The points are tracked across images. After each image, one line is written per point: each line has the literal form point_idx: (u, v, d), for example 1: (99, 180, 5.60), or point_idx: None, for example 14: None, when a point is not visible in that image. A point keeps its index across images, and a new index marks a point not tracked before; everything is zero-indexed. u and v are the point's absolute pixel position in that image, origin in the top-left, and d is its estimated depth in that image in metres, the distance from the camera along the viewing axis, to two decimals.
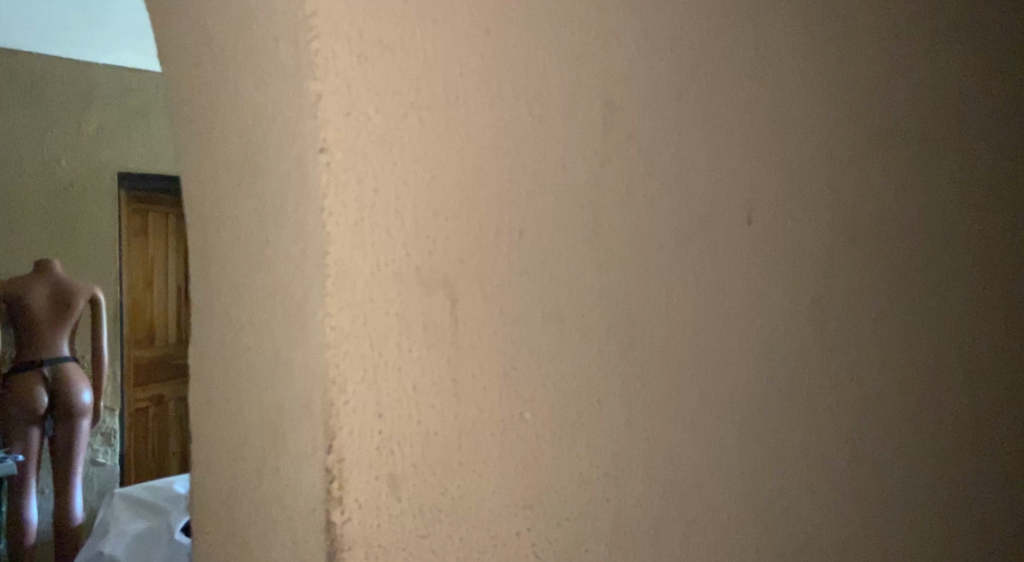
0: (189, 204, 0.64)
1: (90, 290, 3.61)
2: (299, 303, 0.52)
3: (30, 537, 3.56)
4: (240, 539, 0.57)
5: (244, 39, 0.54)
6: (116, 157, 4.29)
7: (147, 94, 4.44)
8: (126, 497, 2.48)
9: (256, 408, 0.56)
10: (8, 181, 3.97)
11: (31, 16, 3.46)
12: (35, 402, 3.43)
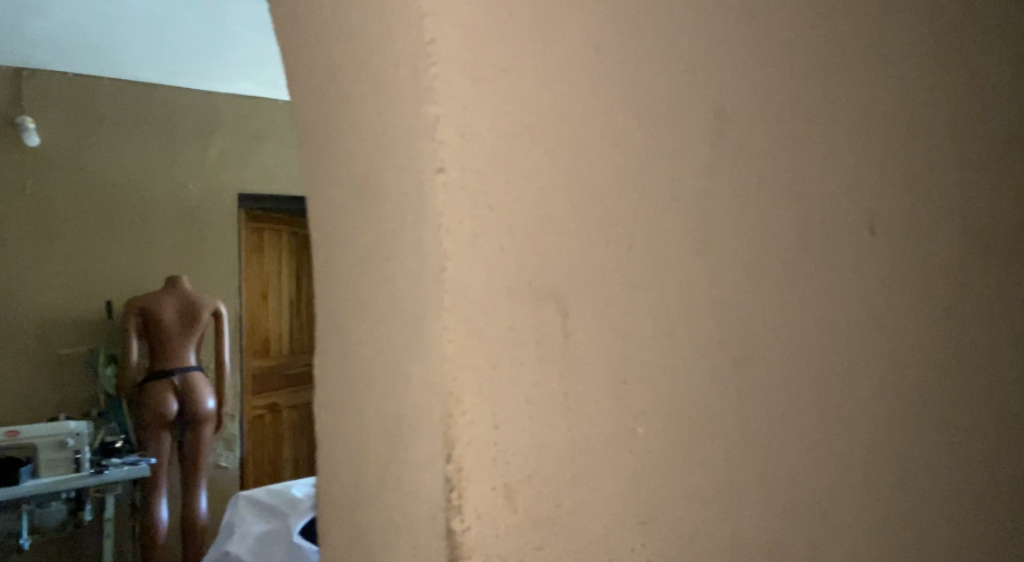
0: (313, 223, 0.68)
1: (213, 305, 3.91)
2: (418, 317, 0.54)
3: (160, 537, 3.72)
4: (363, 542, 0.60)
5: (367, 68, 0.57)
6: (237, 180, 4.44)
7: (267, 118, 4.60)
8: (251, 498, 2.55)
9: (378, 418, 0.58)
10: (141, 204, 4.14)
11: (168, 54, 3.64)
12: (165, 407, 3.72)
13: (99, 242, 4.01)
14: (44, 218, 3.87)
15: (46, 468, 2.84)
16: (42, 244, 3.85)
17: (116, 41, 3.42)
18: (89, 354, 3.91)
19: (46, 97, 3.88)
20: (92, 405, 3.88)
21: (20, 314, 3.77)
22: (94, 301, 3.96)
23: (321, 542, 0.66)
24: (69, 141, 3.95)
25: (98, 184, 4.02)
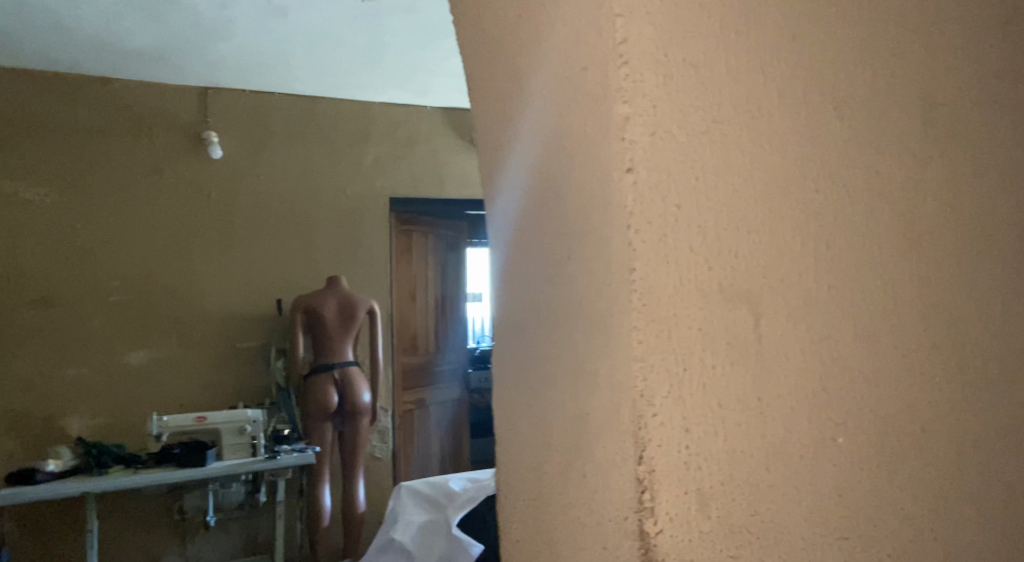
0: (500, 223, 0.70)
1: (366, 302, 3.44)
2: (604, 318, 0.54)
3: (324, 520, 3.31)
4: (546, 538, 0.61)
5: (550, 74, 0.58)
6: (389, 185, 3.93)
7: (416, 124, 4.04)
8: (413, 489, 1.90)
9: (563, 417, 0.59)
10: (297, 212, 3.71)
11: (344, 76, 3.25)
12: (326, 400, 3.26)
13: (280, 245, 3.66)
14: (219, 227, 3.54)
15: (228, 453, 2.69)
16: (224, 246, 3.54)
17: (293, 64, 3.05)
18: (263, 348, 3.55)
19: (212, 112, 3.57)
20: (268, 396, 3.50)
21: (211, 313, 3.48)
22: (265, 299, 3.59)
23: (503, 537, 0.68)
24: (245, 151, 3.63)
25: (274, 188, 3.67)
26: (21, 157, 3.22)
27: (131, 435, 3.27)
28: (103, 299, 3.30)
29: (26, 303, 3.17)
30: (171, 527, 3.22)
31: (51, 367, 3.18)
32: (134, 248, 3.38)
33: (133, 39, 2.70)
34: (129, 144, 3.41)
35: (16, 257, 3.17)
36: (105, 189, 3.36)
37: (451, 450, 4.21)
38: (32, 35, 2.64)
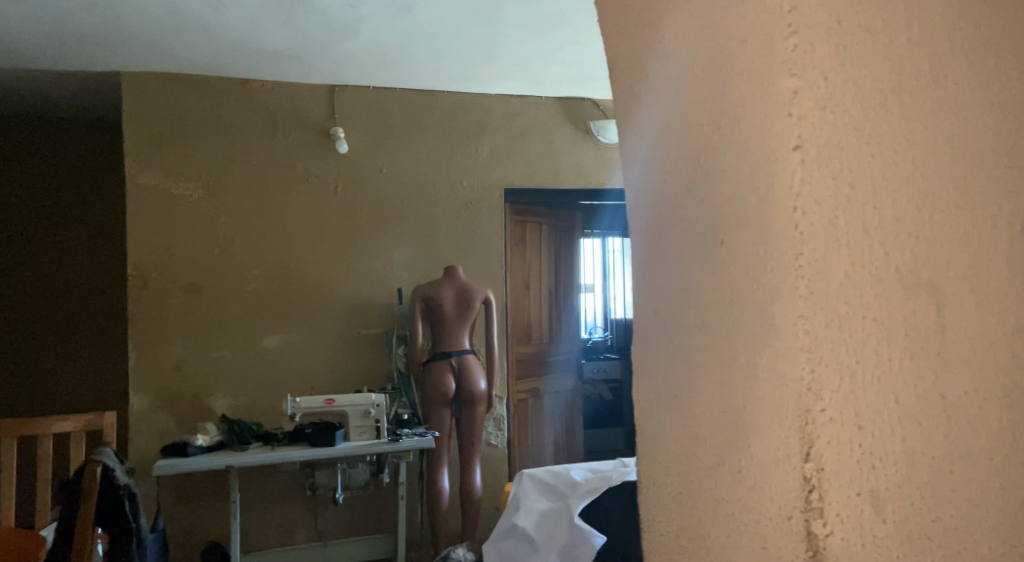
0: (643, 209, 0.68)
1: (484, 292, 3.14)
2: (764, 307, 0.51)
3: (444, 500, 3.09)
4: (694, 534, 0.59)
5: (701, 55, 0.57)
6: (505, 175, 3.55)
7: (534, 114, 3.62)
8: (534, 479, 1.90)
9: (714, 410, 0.57)
10: (422, 206, 3.42)
11: (467, 69, 3.13)
12: (443, 386, 3.05)
13: (410, 233, 3.39)
14: (352, 224, 3.30)
15: (354, 435, 2.76)
16: (353, 242, 3.30)
17: (419, 59, 2.97)
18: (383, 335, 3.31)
19: (346, 108, 3.33)
20: (390, 382, 3.28)
21: (340, 300, 3.26)
22: (388, 286, 3.33)
23: (646, 528, 0.67)
24: (373, 145, 3.36)
25: (403, 175, 3.39)
26: (168, 148, 3.06)
27: (265, 417, 3.10)
28: (242, 288, 3.12)
29: (175, 290, 3.03)
30: (302, 504, 3.14)
31: (197, 350, 3.04)
32: (269, 238, 3.17)
33: (271, 42, 2.70)
34: (265, 141, 3.20)
35: (165, 246, 3.03)
36: (245, 177, 3.16)
37: (564, 441, 3.99)
38: (181, 42, 2.68)
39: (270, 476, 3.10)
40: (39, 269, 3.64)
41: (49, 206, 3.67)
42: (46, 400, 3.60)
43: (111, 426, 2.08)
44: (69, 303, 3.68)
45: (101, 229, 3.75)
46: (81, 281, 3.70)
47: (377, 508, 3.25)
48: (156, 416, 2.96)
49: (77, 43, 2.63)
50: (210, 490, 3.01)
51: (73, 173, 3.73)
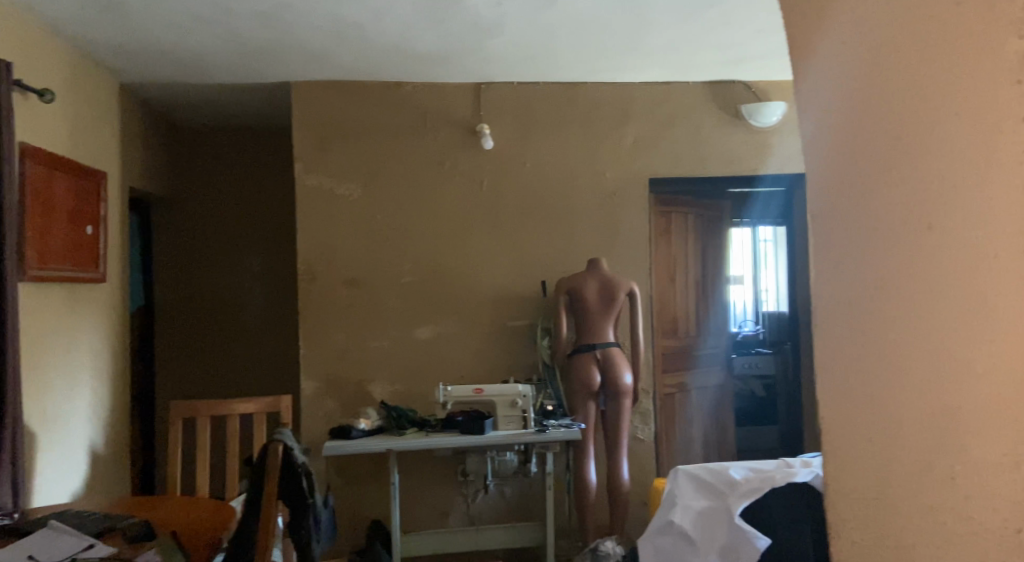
0: (816, 194, 0.63)
1: (628, 283, 3.09)
2: (986, 288, 0.49)
3: (591, 493, 3.07)
4: (899, 541, 0.55)
5: (894, 28, 0.54)
6: (649, 164, 3.45)
7: (679, 101, 3.48)
8: (694, 476, 1.79)
9: (924, 405, 0.53)
10: (564, 197, 3.40)
11: (612, 59, 3.08)
12: (589, 378, 3.04)
13: (554, 227, 3.39)
14: (496, 218, 3.36)
15: (503, 424, 2.83)
16: (499, 235, 3.36)
17: (565, 51, 2.96)
18: (529, 327, 3.35)
19: (488, 104, 3.37)
20: (535, 373, 3.33)
21: (487, 292, 3.34)
22: (532, 279, 3.37)
23: (834, 534, 0.63)
24: (515, 138, 3.39)
25: (546, 168, 3.40)
26: (332, 151, 3.27)
27: (421, 404, 3.27)
28: (396, 281, 3.29)
29: (339, 283, 3.26)
30: (455, 489, 3.25)
31: (358, 338, 3.25)
32: (422, 233, 3.32)
33: (423, 44, 2.80)
34: (415, 141, 3.33)
35: (329, 243, 3.26)
36: (399, 176, 3.31)
37: (715, 437, 3.79)
38: (345, 51, 2.85)
39: (424, 460, 3.24)
40: (226, 266, 4.05)
41: (232, 210, 4.06)
42: (231, 383, 4.02)
43: (288, 406, 2.28)
44: (249, 297, 4.07)
45: (276, 229, 4.09)
46: (259, 277, 4.07)
47: (527, 498, 3.29)
48: (324, 401, 3.22)
49: (256, 57, 2.86)
50: (372, 471, 3.21)
51: (252, 178, 4.09)
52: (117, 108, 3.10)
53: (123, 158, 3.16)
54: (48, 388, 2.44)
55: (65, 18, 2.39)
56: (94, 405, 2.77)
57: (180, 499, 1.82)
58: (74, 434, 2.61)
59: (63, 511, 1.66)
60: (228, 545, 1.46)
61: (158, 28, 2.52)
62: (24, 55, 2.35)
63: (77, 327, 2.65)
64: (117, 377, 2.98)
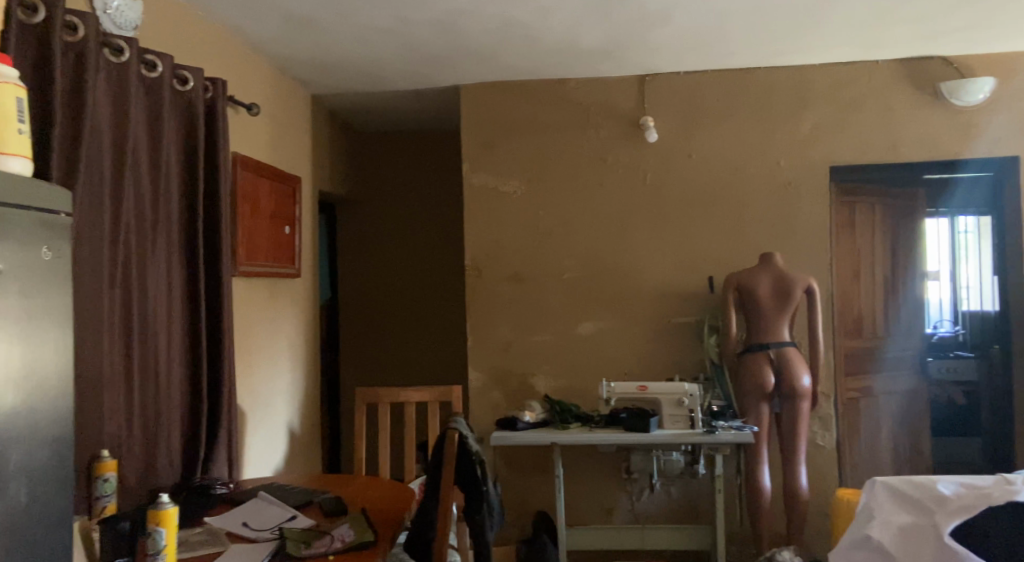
0: None
1: (806, 280, 2.91)
2: None
3: (765, 498, 2.93)
4: None
5: None
6: (829, 152, 3.22)
7: (864, 82, 3.21)
8: (891, 489, 1.66)
9: None
10: (733, 189, 3.26)
11: (786, 41, 2.90)
12: (763, 379, 2.90)
13: (723, 221, 3.26)
14: (659, 212, 3.29)
15: (668, 423, 2.77)
16: (664, 229, 3.29)
17: (735, 36, 2.82)
18: (696, 324, 3.24)
19: (652, 95, 3.31)
20: (702, 371, 3.22)
21: (651, 288, 3.28)
22: (699, 275, 3.26)
23: None
24: (681, 130, 3.30)
25: (714, 159, 3.27)
26: (498, 149, 3.37)
27: (585, 398, 3.29)
28: (559, 277, 3.33)
29: (504, 279, 3.36)
30: (619, 486, 3.22)
31: (522, 332, 3.34)
32: (586, 229, 3.33)
33: (588, 39, 2.80)
34: (578, 136, 3.34)
35: (494, 239, 3.36)
36: (562, 172, 3.35)
37: (908, 449, 3.46)
38: (512, 51, 2.91)
39: (590, 456, 3.24)
40: (398, 262, 4.30)
41: (403, 209, 4.31)
42: (404, 372, 4.28)
43: (459, 396, 2.37)
44: (417, 292, 4.30)
45: (443, 227, 4.29)
46: (427, 273, 4.29)
47: (695, 500, 3.18)
48: (490, 392, 3.33)
49: (427, 62, 3.00)
50: (537, 463, 3.27)
51: (424, 177, 4.30)
52: (308, 118, 3.39)
53: (313, 163, 3.46)
54: (255, 371, 2.72)
55: (268, 37, 2.64)
56: (291, 388, 3.06)
57: (365, 478, 1.96)
58: (275, 414, 2.90)
59: (271, 483, 1.86)
60: (411, 525, 1.54)
61: (349, 42, 2.71)
62: (236, 74, 2.64)
63: (278, 318, 2.93)
64: (308, 363, 3.27)
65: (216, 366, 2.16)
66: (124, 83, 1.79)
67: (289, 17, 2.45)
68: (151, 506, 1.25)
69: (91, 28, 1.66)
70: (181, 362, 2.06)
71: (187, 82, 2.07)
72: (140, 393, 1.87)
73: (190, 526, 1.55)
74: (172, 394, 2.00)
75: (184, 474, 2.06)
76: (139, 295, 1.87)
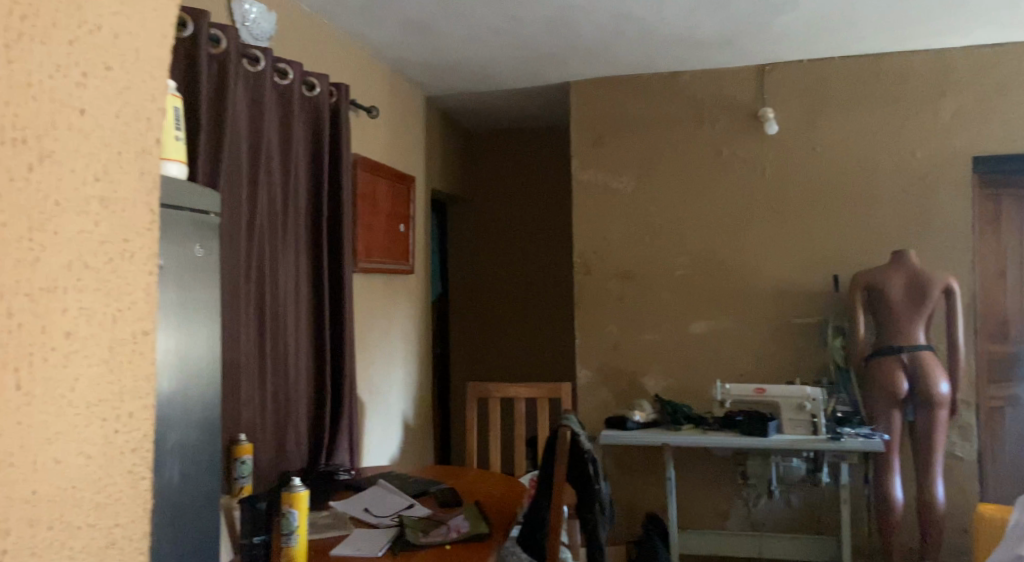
0: None
1: (944, 279, 2.74)
2: None
3: (897, 511, 2.77)
4: None
5: None
6: (972, 142, 2.98)
7: (1013, 64, 2.95)
8: None
9: None
10: (861, 182, 3.08)
11: (922, 23, 2.70)
12: (895, 385, 2.76)
13: (849, 216, 3.09)
14: (778, 207, 3.16)
15: (789, 427, 2.67)
16: (784, 225, 3.15)
17: (862, 19, 2.65)
18: (819, 325, 3.09)
19: (770, 86, 3.18)
20: (825, 375, 3.08)
21: (769, 286, 3.16)
22: (822, 273, 3.10)
23: None
24: (804, 121, 3.15)
25: (838, 151, 3.11)
26: (609, 146, 3.35)
27: (696, 399, 3.22)
28: (671, 274, 3.27)
29: (613, 276, 3.33)
30: (734, 491, 3.13)
31: (633, 330, 3.30)
32: (701, 225, 3.24)
33: (706, 30, 2.72)
34: (693, 130, 3.26)
35: (605, 236, 3.34)
36: (675, 168, 3.28)
37: None
38: (625, 46, 2.88)
39: (703, 458, 3.17)
40: (506, 259, 4.37)
41: (510, 207, 4.37)
42: (509, 368, 4.35)
43: (570, 393, 2.37)
44: (524, 289, 4.35)
45: (552, 225, 4.31)
46: (534, 270, 4.33)
47: (817, 508, 3.04)
48: (598, 390, 3.32)
49: (538, 61, 3.03)
50: (647, 463, 3.23)
51: (533, 175, 4.34)
52: (422, 119, 3.50)
53: (427, 163, 3.57)
54: (374, 364, 2.84)
55: (388, 42, 2.75)
56: (405, 380, 3.17)
57: (478, 471, 2.00)
58: (391, 405, 3.01)
59: (389, 472, 1.93)
60: (523, 520, 1.57)
61: (466, 44, 2.78)
62: (358, 80, 2.76)
63: (394, 312, 3.06)
64: (421, 357, 3.38)
65: (338, 358, 2.27)
66: (259, 91, 1.92)
67: (408, 22, 2.53)
68: (284, 488, 1.31)
69: (232, 39, 1.78)
70: (308, 354, 2.18)
71: (314, 88, 2.18)
72: (273, 382, 1.99)
73: (318, 508, 1.64)
74: (300, 383, 2.12)
75: (311, 459, 2.18)
76: (272, 289, 1.99)
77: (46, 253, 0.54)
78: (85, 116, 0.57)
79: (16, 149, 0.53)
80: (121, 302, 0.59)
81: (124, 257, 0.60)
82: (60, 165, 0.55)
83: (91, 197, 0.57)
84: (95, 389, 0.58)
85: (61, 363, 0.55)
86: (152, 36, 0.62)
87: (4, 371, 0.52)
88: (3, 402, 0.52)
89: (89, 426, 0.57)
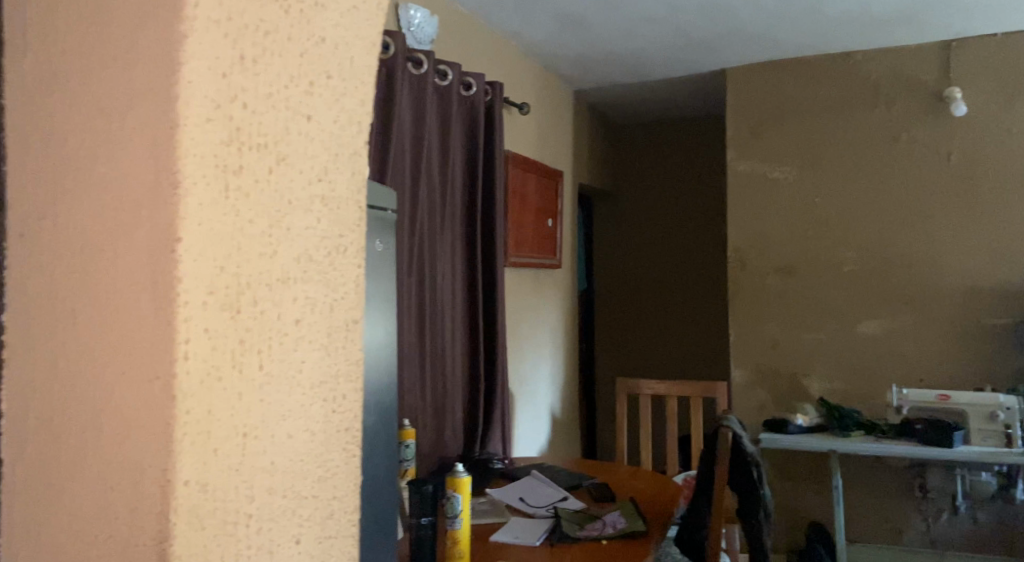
0: None
1: None
2: None
3: None
4: None
5: None
6: None
7: None
8: None
9: None
10: None
11: None
12: None
13: None
14: (964, 195, 2.89)
15: (977, 438, 2.44)
16: (972, 216, 2.87)
17: None
18: (1012, 326, 2.79)
19: (951, 63, 2.90)
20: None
21: (953, 282, 2.89)
22: (1017, 269, 2.80)
23: None
24: (994, 100, 2.85)
25: None
26: (767, 134, 3.21)
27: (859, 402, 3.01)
28: (837, 269, 3.08)
29: (772, 271, 3.19)
30: (909, 504, 2.90)
31: (793, 328, 3.14)
32: (872, 216, 3.03)
33: (881, 5, 2.52)
34: (862, 114, 3.05)
35: (762, 230, 3.21)
36: (843, 156, 3.08)
37: None
38: (786, 26, 2.73)
39: (873, 467, 2.96)
40: (650, 253, 4.32)
41: (656, 200, 4.31)
42: (652, 364, 4.29)
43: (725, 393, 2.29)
44: (668, 283, 4.28)
45: (703, 217, 4.19)
46: (681, 264, 4.24)
47: (1008, 528, 2.75)
48: (754, 390, 3.19)
49: (690, 49, 2.94)
50: (808, 468, 3.07)
51: (680, 167, 4.25)
52: (569, 114, 3.52)
53: (574, 157, 3.58)
54: (523, 356, 2.90)
55: (542, 39, 2.79)
56: (553, 374, 3.21)
57: (628, 467, 1.99)
58: (539, 398, 3.06)
59: (541, 464, 1.97)
60: (681, 519, 1.55)
61: (618, 35, 2.76)
62: (510, 78, 2.83)
63: (542, 306, 3.10)
64: (567, 350, 3.40)
65: (494, 350, 2.34)
66: (421, 93, 2.01)
67: (562, 17, 2.55)
68: (449, 473, 1.35)
69: (400, 45, 1.87)
70: (463, 345, 2.26)
71: (471, 87, 2.25)
72: (432, 372, 2.09)
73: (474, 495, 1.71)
74: (455, 374, 2.20)
75: (466, 447, 2.26)
76: (430, 283, 2.08)
77: (282, 248, 0.59)
78: (311, 121, 0.61)
79: (259, 153, 0.57)
80: (337, 292, 0.64)
81: (339, 251, 0.64)
82: (291, 167, 0.60)
83: (315, 196, 0.62)
84: (319, 372, 0.62)
85: (292, 347, 0.60)
86: (364, 44, 0.66)
87: (248, 353, 0.57)
88: (248, 379, 0.57)
89: (314, 405, 0.61)
